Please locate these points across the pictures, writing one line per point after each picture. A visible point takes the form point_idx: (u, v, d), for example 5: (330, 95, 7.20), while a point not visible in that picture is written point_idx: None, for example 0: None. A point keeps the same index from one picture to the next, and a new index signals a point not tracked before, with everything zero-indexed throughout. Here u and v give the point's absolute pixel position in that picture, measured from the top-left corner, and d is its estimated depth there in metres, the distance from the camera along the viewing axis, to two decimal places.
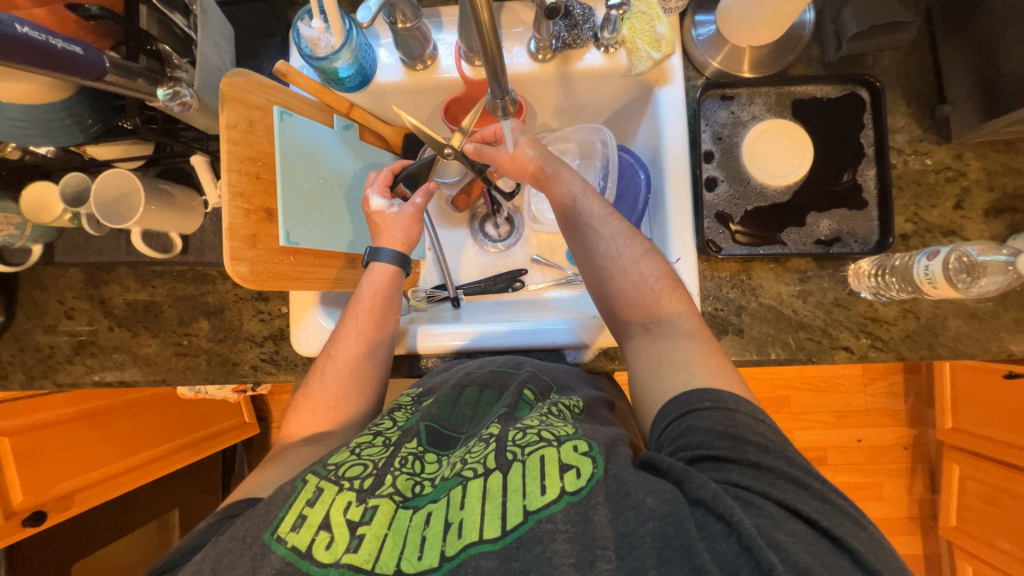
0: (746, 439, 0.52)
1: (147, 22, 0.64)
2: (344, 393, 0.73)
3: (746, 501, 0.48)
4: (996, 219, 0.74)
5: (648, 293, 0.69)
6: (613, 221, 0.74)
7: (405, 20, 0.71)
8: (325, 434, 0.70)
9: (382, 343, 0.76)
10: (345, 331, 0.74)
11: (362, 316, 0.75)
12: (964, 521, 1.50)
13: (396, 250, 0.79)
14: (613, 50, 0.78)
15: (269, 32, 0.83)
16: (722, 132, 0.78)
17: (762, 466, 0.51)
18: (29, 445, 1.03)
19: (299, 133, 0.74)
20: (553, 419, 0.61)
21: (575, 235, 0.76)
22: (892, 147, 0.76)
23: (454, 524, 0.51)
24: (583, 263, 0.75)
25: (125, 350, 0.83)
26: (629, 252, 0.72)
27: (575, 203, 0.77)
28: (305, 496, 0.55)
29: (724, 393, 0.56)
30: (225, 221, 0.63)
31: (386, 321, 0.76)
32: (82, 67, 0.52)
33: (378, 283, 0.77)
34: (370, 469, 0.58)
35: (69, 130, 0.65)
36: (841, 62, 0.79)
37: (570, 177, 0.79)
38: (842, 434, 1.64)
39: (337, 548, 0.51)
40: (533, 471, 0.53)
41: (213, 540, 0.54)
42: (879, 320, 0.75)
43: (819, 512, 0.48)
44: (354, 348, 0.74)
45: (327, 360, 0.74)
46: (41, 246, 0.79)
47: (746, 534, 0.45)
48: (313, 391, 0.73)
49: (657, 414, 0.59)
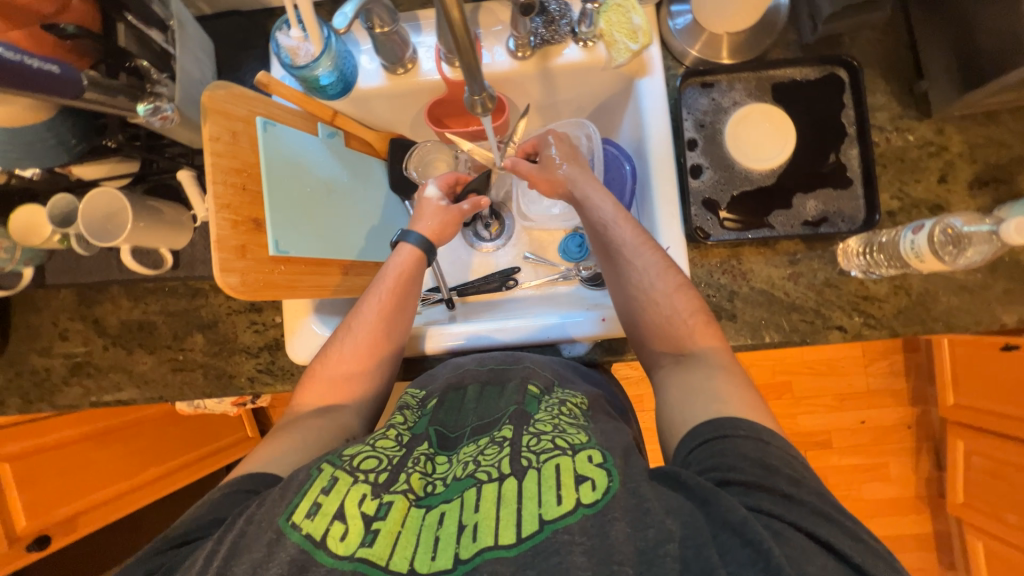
0: (779, 471, 0.52)
1: (125, 40, 0.63)
2: (359, 367, 0.73)
3: (777, 531, 0.47)
4: (982, 190, 0.75)
5: (680, 327, 0.69)
6: (647, 251, 0.72)
7: (382, 24, 0.72)
8: (336, 406, 0.70)
9: (401, 318, 0.76)
10: (367, 306, 0.75)
11: (384, 291, 0.76)
12: (971, 497, 1.50)
13: (424, 236, 0.81)
14: (591, 44, 0.79)
15: (250, 44, 0.83)
16: (704, 120, 0.78)
17: (794, 498, 0.50)
18: (28, 470, 1.03)
19: (284, 142, 0.74)
20: (566, 424, 0.61)
21: (608, 262, 0.75)
22: (874, 125, 0.77)
23: (468, 527, 0.51)
24: (614, 290, 0.75)
25: (121, 369, 0.83)
26: (661, 284, 0.70)
27: (607, 230, 0.76)
28: (320, 484, 0.55)
29: (760, 427, 0.56)
30: (212, 233, 0.63)
31: (407, 302, 0.77)
32: (60, 85, 0.53)
33: (404, 263, 0.79)
34: (384, 463, 0.59)
35: (53, 150, 0.65)
36: (818, 44, 0.79)
37: (602, 201, 0.78)
38: (846, 416, 1.64)
39: (351, 542, 0.51)
40: (549, 479, 0.53)
41: (232, 518, 0.54)
42: (871, 298, 0.75)
43: (852, 547, 0.48)
44: (374, 323, 0.74)
45: (346, 331, 0.75)
46: (32, 269, 0.79)
47: (774, 562, 0.44)
48: (330, 362, 0.73)
49: (685, 436, 0.59)
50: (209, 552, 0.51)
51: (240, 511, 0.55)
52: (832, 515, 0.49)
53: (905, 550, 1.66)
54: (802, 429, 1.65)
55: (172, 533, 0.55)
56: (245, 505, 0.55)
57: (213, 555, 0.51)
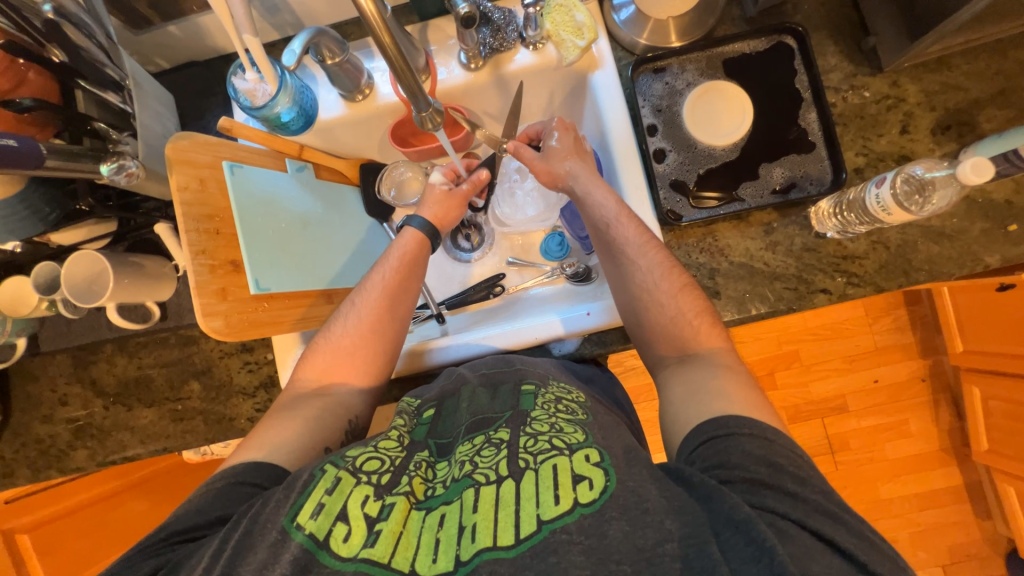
0: (784, 469, 0.52)
1: (85, 105, 0.66)
2: (360, 341, 0.73)
3: (781, 529, 0.48)
4: (945, 136, 0.75)
5: (687, 329, 0.69)
6: (651, 251, 0.72)
7: (332, 55, 0.73)
8: (335, 385, 0.71)
9: (405, 295, 0.77)
10: (370, 285, 0.76)
11: (388, 269, 0.77)
12: (995, 443, 1.47)
13: (428, 221, 0.82)
14: (540, 46, 0.80)
15: (210, 92, 0.85)
16: (661, 104, 0.79)
17: (799, 496, 0.50)
18: (48, 538, 1.04)
19: (254, 182, 0.75)
20: (563, 423, 0.61)
21: (609, 259, 0.75)
22: (829, 86, 0.78)
23: (467, 528, 0.52)
24: (618, 290, 0.75)
25: (123, 427, 0.84)
26: (665, 285, 0.70)
27: (609, 229, 0.74)
28: (324, 484, 0.55)
29: (765, 425, 0.56)
30: (192, 280, 0.65)
31: (411, 280, 0.78)
32: (21, 157, 0.54)
33: (405, 245, 0.80)
34: (387, 465, 0.59)
35: (28, 222, 0.67)
36: (763, 14, 0.80)
37: (604, 198, 0.76)
38: (857, 377, 1.63)
39: (353, 543, 0.52)
40: (546, 480, 0.53)
41: (242, 511, 0.55)
42: (851, 257, 0.75)
43: (858, 544, 0.48)
44: (376, 300, 0.75)
45: (349, 307, 0.76)
46: (25, 339, 0.81)
47: (778, 560, 0.44)
48: (334, 337, 0.74)
49: (686, 438, 0.59)
50: (215, 550, 0.52)
51: (245, 509, 0.55)
52: (837, 514, 0.49)
53: (937, 505, 1.62)
54: (815, 397, 1.64)
55: (180, 526, 0.56)
56: (249, 504, 0.56)
57: (219, 553, 0.52)
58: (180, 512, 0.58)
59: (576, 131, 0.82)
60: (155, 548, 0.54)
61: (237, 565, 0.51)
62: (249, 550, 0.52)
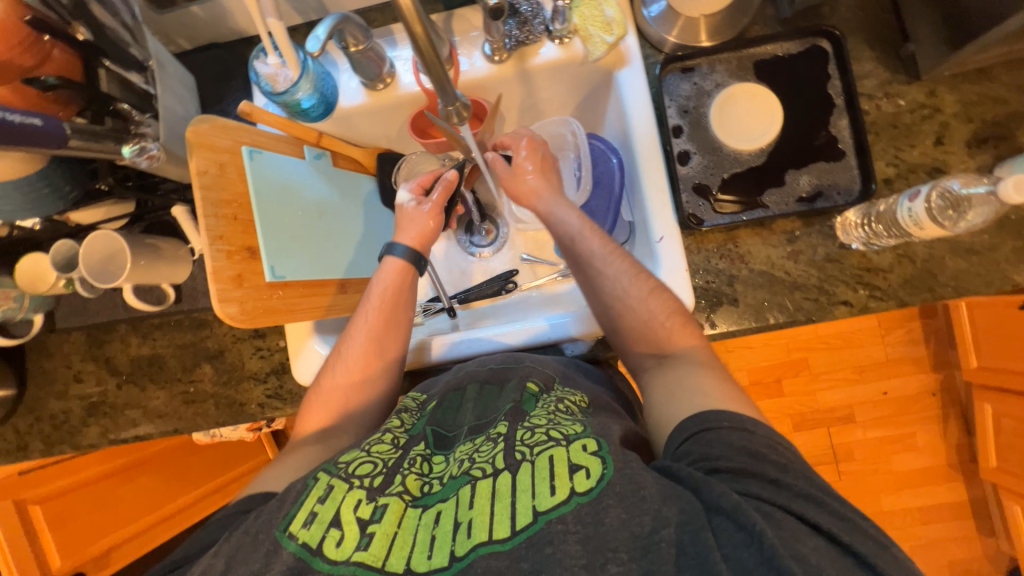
0: (766, 458, 0.52)
1: (108, 84, 0.64)
2: (354, 389, 0.74)
3: (768, 514, 0.47)
4: (980, 149, 0.73)
5: (659, 330, 0.68)
6: (616, 260, 0.72)
7: (357, 42, 0.72)
8: (334, 433, 0.72)
9: (393, 334, 0.76)
10: (355, 329, 0.75)
11: (371, 311, 0.76)
12: (1005, 461, 1.45)
13: (409, 246, 0.79)
14: (567, 40, 0.78)
15: (230, 75, 0.84)
16: (687, 105, 0.77)
17: (781, 483, 0.50)
18: (59, 509, 1.06)
19: (272, 169, 0.74)
20: (561, 417, 0.60)
21: (579, 273, 0.74)
22: (862, 93, 0.75)
23: (463, 524, 0.51)
24: (590, 303, 0.74)
25: (135, 406, 0.85)
26: (635, 290, 0.70)
27: (575, 243, 0.74)
28: (316, 493, 0.55)
29: (745, 416, 0.56)
30: (209, 264, 0.65)
31: (397, 319, 0.76)
32: (46, 137, 0.54)
33: (389, 278, 0.78)
34: (380, 467, 0.59)
35: (48, 199, 0.67)
36: (798, 16, 0.78)
37: (568, 213, 0.76)
38: (866, 388, 1.61)
39: (346, 547, 0.51)
40: (542, 471, 0.52)
41: (225, 536, 0.55)
42: (875, 269, 0.73)
43: (842, 527, 0.48)
44: (362, 345, 0.75)
45: (338, 354, 0.75)
46: (42, 315, 0.81)
47: (768, 543, 0.44)
48: (326, 386, 0.74)
49: (669, 437, 0.59)
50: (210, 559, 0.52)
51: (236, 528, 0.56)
52: (819, 499, 0.49)
53: (941, 520, 1.61)
54: (822, 406, 1.62)
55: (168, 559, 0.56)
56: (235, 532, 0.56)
57: (210, 567, 0.52)
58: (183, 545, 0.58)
59: (546, 150, 0.81)
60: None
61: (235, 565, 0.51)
62: (250, 550, 0.52)
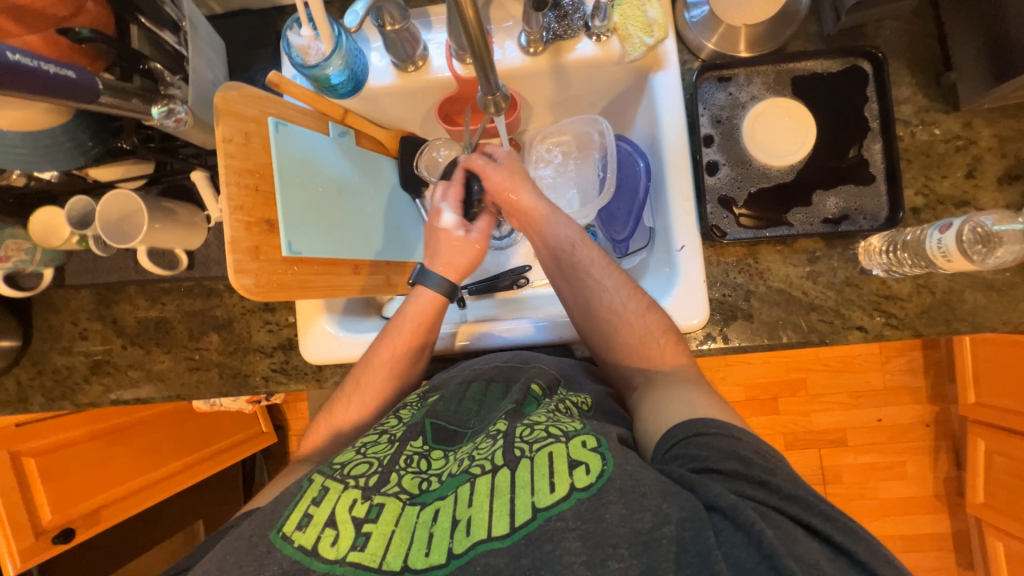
0: (753, 461, 0.52)
1: (139, 42, 0.65)
2: (368, 418, 0.74)
3: (764, 512, 0.48)
4: (1011, 185, 0.72)
5: (653, 349, 0.68)
6: (614, 273, 0.74)
7: (393, 22, 0.71)
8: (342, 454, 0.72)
9: (412, 368, 0.76)
10: (377, 359, 0.74)
11: (397, 343, 0.74)
12: (992, 497, 1.46)
13: (447, 279, 0.78)
14: (605, 38, 0.77)
15: (259, 43, 0.83)
16: (721, 115, 0.76)
17: (769, 485, 0.50)
18: (53, 463, 1.07)
19: (296, 142, 0.73)
20: (561, 415, 0.60)
21: (573, 281, 0.74)
22: (898, 118, 0.75)
23: (462, 522, 0.50)
24: (579, 314, 0.74)
25: (139, 368, 0.84)
26: (632, 305, 0.71)
27: (574, 250, 0.75)
28: (311, 495, 0.55)
29: (730, 424, 0.56)
30: (227, 235, 0.64)
31: (420, 353, 0.77)
32: (75, 90, 0.53)
33: (420, 311, 0.76)
34: (375, 466, 0.58)
35: (69, 153, 0.66)
36: (841, 34, 0.77)
37: (566, 223, 0.78)
38: (863, 413, 1.61)
39: (342, 546, 0.51)
40: (542, 468, 0.52)
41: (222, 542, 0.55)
42: (893, 297, 0.73)
43: (835, 527, 0.48)
44: (383, 376, 0.74)
45: (356, 381, 0.75)
46: (52, 270, 0.81)
47: (767, 542, 0.45)
48: (339, 411, 0.74)
49: (659, 440, 0.58)
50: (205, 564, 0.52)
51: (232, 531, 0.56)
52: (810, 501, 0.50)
53: (922, 549, 1.63)
54: (816, 427, 1.63)
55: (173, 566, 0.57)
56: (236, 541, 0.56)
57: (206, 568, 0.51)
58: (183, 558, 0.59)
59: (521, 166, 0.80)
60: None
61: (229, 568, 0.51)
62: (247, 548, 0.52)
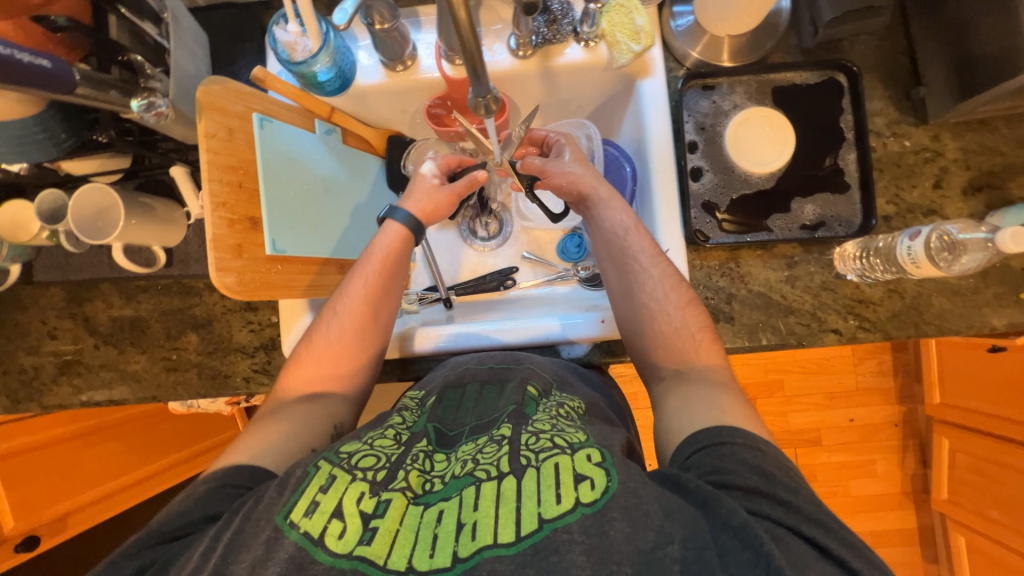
0: (777, 479, 0.52)
1: (117, 32, 0.62)
2: (343, 351, 0.72)
3: (778, 535, 0.47)
4: (974, 196, 0.76)
5: (688, 342, 0.69)
6: (662, 262, 0.72)
7: (382, 20, 0.71)
8: (324, 393, 0.70)
9: (387, 301, 0.75)
10: (350, 290, 0.73)
11: (370, 274, 0.74)
12: (956, 494, 1.53)
13: (413, 215, 0.78)
14: (593, 44, 0.78)
15: (243, 38, 0.81)
16: (705, 122, 0.78)
17: (791, 505, 0.50)
18: (15, 469, 1.02)
19: (281, 139, 0.72)
20: (564, 423, 0.60)
21: (620, 269, 0.74)
22: (871, 130, 0.78)
23: (467, 525, 0.50)
24: (622, 299, 0.74)
25: (112, 368, 0.81)
26: (673, 297, 0.70)
27: (625, 236, 0.74)
28: (318, 482, 0.54)
29: (757, 437, 0.56)
30: (208, 232, 0.62)
31: (393, 284, 0.75)
32: (53, 81, 0.52)
33: (389, 242, 0.76)
34: (383, 461, 0.58)
35: (42, 145, 0.63)
36: (818, 48, 0.79)
37: (619, 209, 0.76)
38: (836, 414, 1.67)
39: (349, 539, 0.50)
40: (548, 478, 0.52)
41: (223, 516, 0.54)
42: (866, 301, 0.76)
43: (838, 545, 0.48)
44: (359, 305, 0.73)
45: (330, 314, 0.73)
46: (19, 266, 0.78)
47: (775, 564, 0.44)
48: (316, 346, 0.72)
49: (682, 442, 0.58)
50: (207, 547, 0.51)
51: (236, 507, 0.54)
52: (803, 509, 0.50)
53: (891, 544, 1.69)
54: (793, 428, 1.67)
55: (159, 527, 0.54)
56: (240, 501, 0.55)
57: (211, 551, 0.51)
58: (169, 509, 0.57)
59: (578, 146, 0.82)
60: (143, 545, 0.53)
61: (228, 566, 0.49)
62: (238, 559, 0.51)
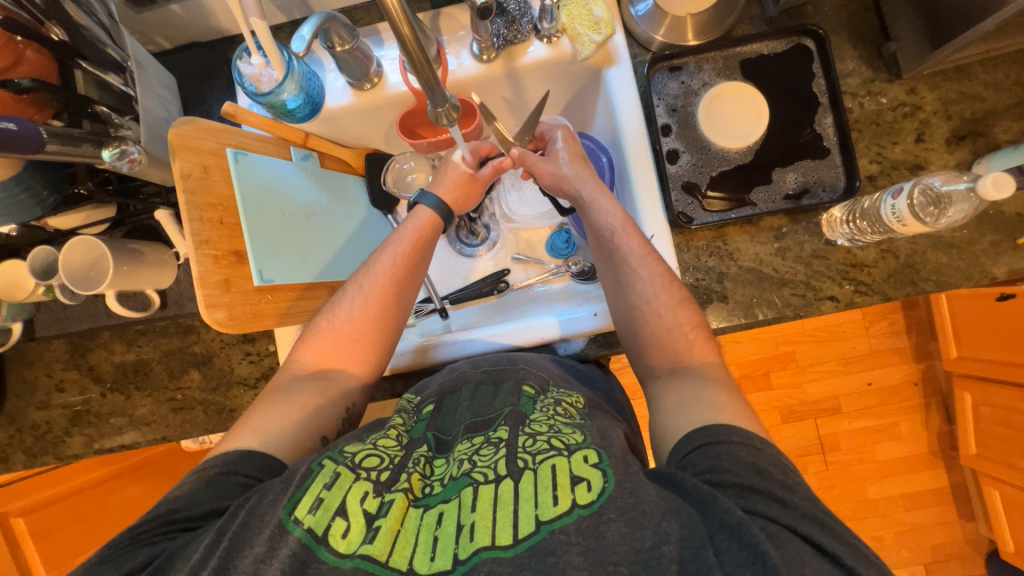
0: (773, 475, 0.51)
1: (85, 86, 0.65)
2: (363, 327, 0.71)
3: (773, 534, 0.46)
4: (959, 145, 0.74)
5: (680, 336, 0.68)
6: (651, 263, 0.71)
7: (343, 43, 0.71)
8: (336, 369, 0.70)
9: (412, 283, 0.75)
10: (379, 267, 0.74)
11: (399, 252, 0.75)
12: (983, 447, 1.50)
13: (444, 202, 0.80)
14: (555, 39, 0.78)
15: (213, 76, 0.83)
16: (676, 104, 0.78)
17: (788, 502, 0.49)
18: (43, 521, 1.05)
19: (258, 171, 0.72)
20: (562, 424, 0.60)
21: (610, 267, 0.74)
22: (845, 91, 0.77)
23: (465, 527, 0.50)
24: (614, 297, 0.74)
25: (121, 414, 0.83)
26: (664, 297, 0.69)
27: (613, 237, 0.73)
28: (322, 480, 0.54)
29: (753, 432, 0.54)
30: (195, 270, 0.63)
31: (419, 268, 0.76)
32: (22, 142, 0.53)
33: (420, 225, 0.78)
34: (386, 462, 0.59)
35: (25, 206, 0.65)
36: (783, 15, 0.79)
37: (609, 207, 0.75)
38: (852, 378, 1.64)
39: (352, 539, 0.50)
40: (545, 480, 0.52)
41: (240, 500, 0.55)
42: (860, 265, 0.75)
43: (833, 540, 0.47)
44: (387, 282, 0.73)
45: (356, 289, 0.73)
46: (20, 323, 0.80)
47: (771, 564, 0.43)
48: (338, 321, 0.72)
49: (678, 441, 0.57)
50: (211, 541, 0.51)
51: (241, 500, 0.54)
52: (796, 501, 0.49)
53: (924, 506, 1.65)
54: (810, 398, 1.65)
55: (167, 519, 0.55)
56: (245, 495, 0.55)
57: (215, 545, 0.51)
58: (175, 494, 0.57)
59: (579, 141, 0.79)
60: (149, 536, 0.53)
61: (232, 563, 0.50)
62: None
